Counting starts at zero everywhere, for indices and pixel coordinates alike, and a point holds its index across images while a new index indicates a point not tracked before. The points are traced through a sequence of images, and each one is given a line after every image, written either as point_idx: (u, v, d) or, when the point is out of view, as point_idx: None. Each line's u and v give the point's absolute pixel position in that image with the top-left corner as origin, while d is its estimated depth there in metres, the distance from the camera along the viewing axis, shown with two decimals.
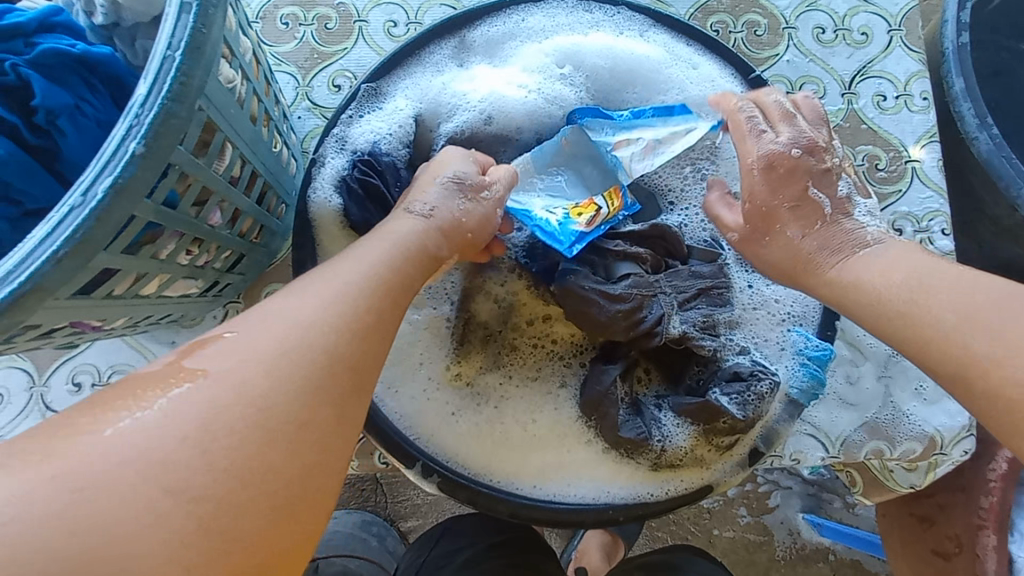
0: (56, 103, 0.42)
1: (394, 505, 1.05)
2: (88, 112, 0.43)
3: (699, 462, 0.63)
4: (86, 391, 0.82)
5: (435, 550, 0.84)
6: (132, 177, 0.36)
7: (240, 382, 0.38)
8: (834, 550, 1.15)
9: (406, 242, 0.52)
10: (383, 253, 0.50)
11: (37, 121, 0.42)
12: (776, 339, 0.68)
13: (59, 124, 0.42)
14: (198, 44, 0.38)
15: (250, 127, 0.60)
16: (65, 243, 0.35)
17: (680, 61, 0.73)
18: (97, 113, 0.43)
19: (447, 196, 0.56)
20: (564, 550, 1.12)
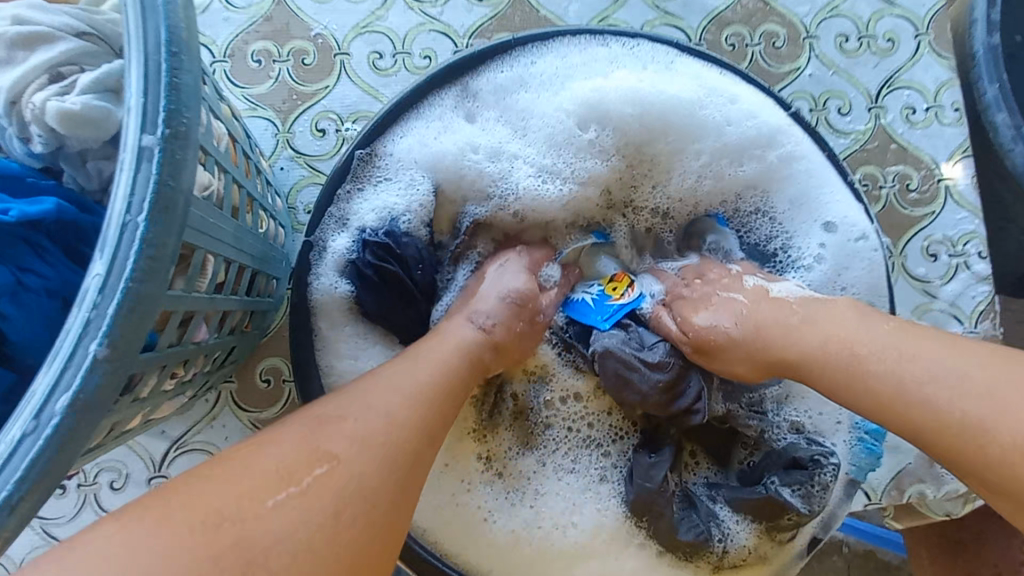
0: None
1: None
2: (32, 284, 0.41)
3: (762, 560, 0.59)
4: (72, 493, 0.75)
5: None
6: (99, 387, 0.29)
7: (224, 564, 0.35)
8: (879, 554, 1.03)
9: (452, 380, 0.50)
10: (404, 378, 0.47)
11: None
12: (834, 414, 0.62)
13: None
14: (167, 201, 0.30)
15: (232, 226, 0.52)
16: (19, 485, 0.27)
17: (718, 100, 0.66)
18: (43, 283, 0.41)
19: (505, 310, 0.58)
20: None
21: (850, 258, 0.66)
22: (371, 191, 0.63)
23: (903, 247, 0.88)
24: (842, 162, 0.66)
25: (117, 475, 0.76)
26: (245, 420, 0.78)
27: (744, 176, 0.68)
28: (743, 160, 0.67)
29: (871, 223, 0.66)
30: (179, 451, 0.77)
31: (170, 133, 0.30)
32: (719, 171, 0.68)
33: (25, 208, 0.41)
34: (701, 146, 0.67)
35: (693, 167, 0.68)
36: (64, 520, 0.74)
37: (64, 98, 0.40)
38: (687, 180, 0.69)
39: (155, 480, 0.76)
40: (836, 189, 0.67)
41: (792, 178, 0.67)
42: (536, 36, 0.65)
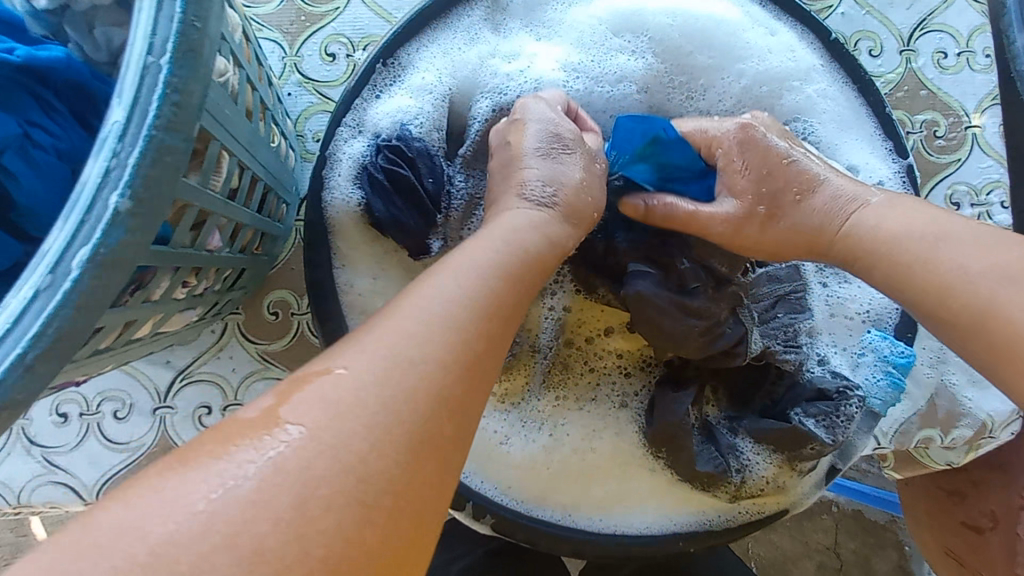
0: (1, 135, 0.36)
1: None
2: (41, 141, 0.37)
3: (781, 489, 0.59)
4: (74, 422, 0.73)
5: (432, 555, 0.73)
6: (120, 242, 0.27)
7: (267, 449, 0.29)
8: (867, 514, 1.05)
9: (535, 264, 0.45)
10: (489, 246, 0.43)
11: None
12: (855, 348, 0.63)
13: (4, 162, 0.36)
14: (192, 44, 0.27)
15: (246, 126, 0.48)
16: (36, 341, 0.25)
17: (758, 26, 0.65)
18: (55, 142, 0.37)
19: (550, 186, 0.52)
20: None
21: None
22: (387, 99, 0.61)
23: (927, 195, 0.86)
24: (878, 96, 0.64)
25: (120, 405, 0.74)
26: (253, 352, 0.76)
27: (780, 109, 0.65)
28: (780, 91, 0.65)
29: (899, 169, 0.64)
30: (184, 382, 0.75)
31: None
32: (750, 104, 0.65)
33: (33, 51, 0.38)
34: (739, 72, 0.65)
35: (733, 87, 0.65)
36: (66, 449, 0.73)
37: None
38: (727, 100, 0.65)
39: (160, 411, 0.74)
40: (870, 128, 0.65)
41: (829, 110, 0.65)
42: None
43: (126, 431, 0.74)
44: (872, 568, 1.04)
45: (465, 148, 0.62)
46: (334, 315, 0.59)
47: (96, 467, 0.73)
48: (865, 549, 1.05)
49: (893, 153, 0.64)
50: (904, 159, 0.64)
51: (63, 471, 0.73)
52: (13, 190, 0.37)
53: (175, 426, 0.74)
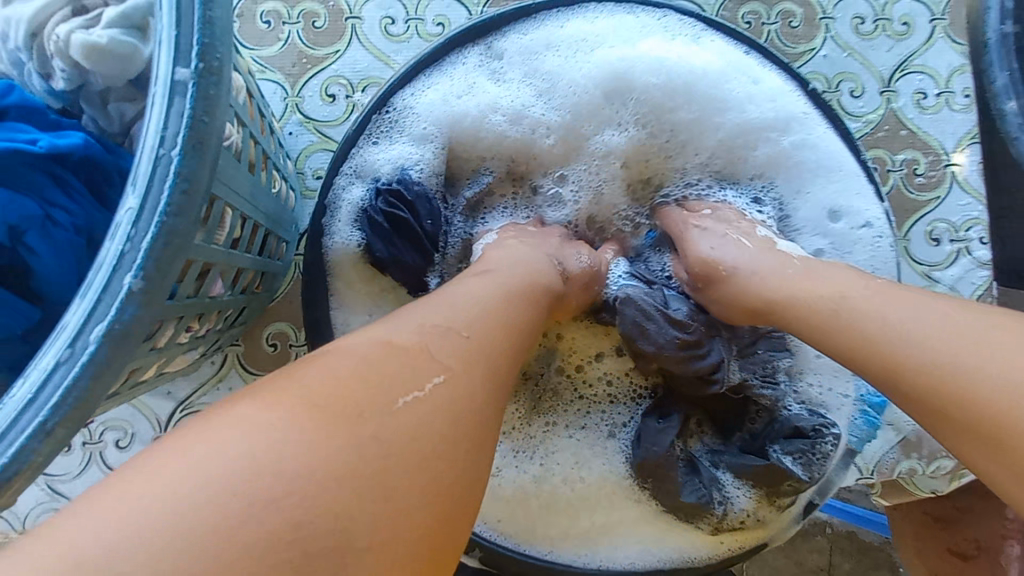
0: (21, 217, 0.38)
1: None
2: (60, 220, 0.39)
3: (760, 524, 0.61)
4: (76, 451, 0.75)
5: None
6: (132, 319, 0.29)
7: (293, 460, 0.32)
8: (859, 534, 1.06)
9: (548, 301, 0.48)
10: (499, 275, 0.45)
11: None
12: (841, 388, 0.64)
13: (27, 241, 0.38)
14: (200, 136, 0.30)
15: (249, 180, 0.51)
16: (53, 412, 0.28)
17: (746, 75, 0.67)
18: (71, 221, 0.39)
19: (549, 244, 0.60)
20: None
21: (862, 243, 0.67)
22: (386, 145, 0.64)
23: (908, 231, 0.89)
24: (858, 144, 0.67)
25: (122, 434, 0.76)
26: (252, 383, 0.78)
27: (760, 156, 0.69)
28: (756, 142, 0.69)
29: (877, 214, 0.67)
30: (185, 412, 0.77)
31: (204, 67, 0.30)
32: (732, 150, 0.69)
33: (55, 139, 0.39)
34: (721, 120, 0.68)
35: (716, 135, 0.69)
36: (69, 477, 0.75)
37: (92, 31, 0.38)
38: (708, 147, 0.69)
39: (161, 440, 0.76)
40: (853, 172, 0.67)
41: (809, 157, 0.68)
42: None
43: (127, 459, 0.76)
44: None
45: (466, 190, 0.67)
46: None
47: None
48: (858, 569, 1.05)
49: (873, 196, 0.67)
50: (882, 203, 0.67)
51: (65, 499, 0.75)
52: (34, 265, 0.38)
53: None
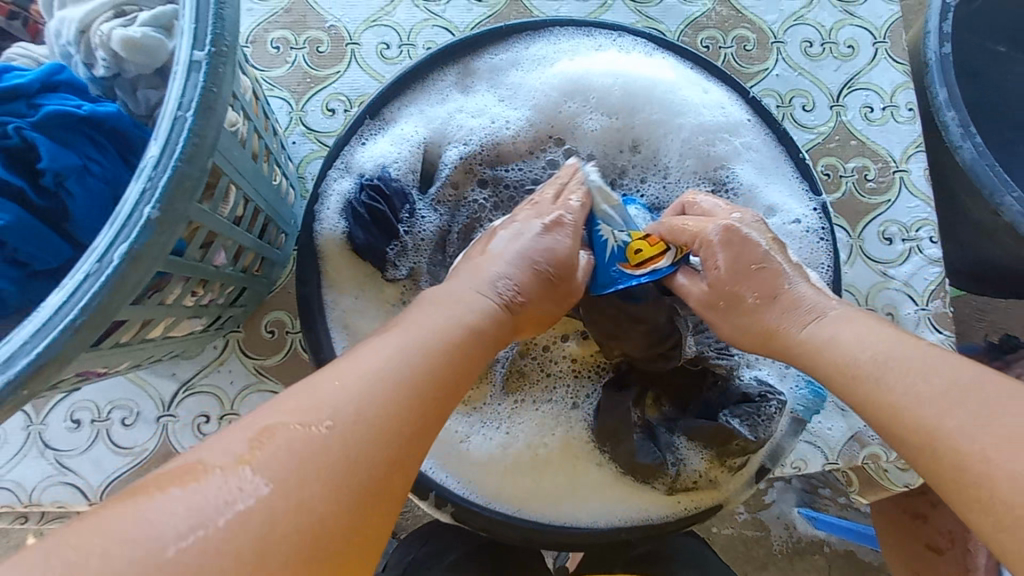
0: (63, 165, 0.42)
1: (396, 518, 1.03)
2: (96, 171, 0.43)
3: (714, 484, 0.65)
4: (86, 428, 0.81)
5: (424, 548, 0.78)
6: (147, 243, 0.36)
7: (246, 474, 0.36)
8: (859, 553, 1.10)
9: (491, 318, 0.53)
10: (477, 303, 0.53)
11: (44, 182, 0.43)
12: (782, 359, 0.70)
13: (67, 185, 0.43)
14: (209, 103, 0.38)
15: (252, 166, 0.59)
16: (82, 311, 0.35)
17: (691, 85, 0.76)
18: (104, 173, 0.43)
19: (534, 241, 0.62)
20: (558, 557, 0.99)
21: (800, 236, 0.73)
22: (372, 144, 0.73)
23: (861, 231, 0.95)
24: (796, 148, 0.74)
25: (128, 412, 0.82)
26: (251, 366, 0.85)
27: (713, 154, 0.76)
28: (713, 140, 0.75)
29: (815, 207, 0.74)
30: (187, 393, 0.83)
31: (215, 51, 0.39)
32: (689, 151, 0.76)
33: (95, 107, 0.44)
34: (678, 122, 0.75)
35: (669, 137, 0.76)
36: (77, 452, 0.81)
37: (128, 28, 0.45)
38: (663, 150, 0.76)
39: (164, 419, 0.82)
40: (791, 173, 0.75)
41: (752, 158, 0.75)
42: (528, 25, 0.76)
43: (131, 437, 0.81)
44: None
45: (437, 186, 0.74)
46: (319, 328, 0.68)
47: (101, 470, 0.80)
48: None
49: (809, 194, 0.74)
50: (819, 198, 0.74)
51: (71, 473, 0.80)
52: (69, 206, 0.43)
53: (176, 432, 0.82)
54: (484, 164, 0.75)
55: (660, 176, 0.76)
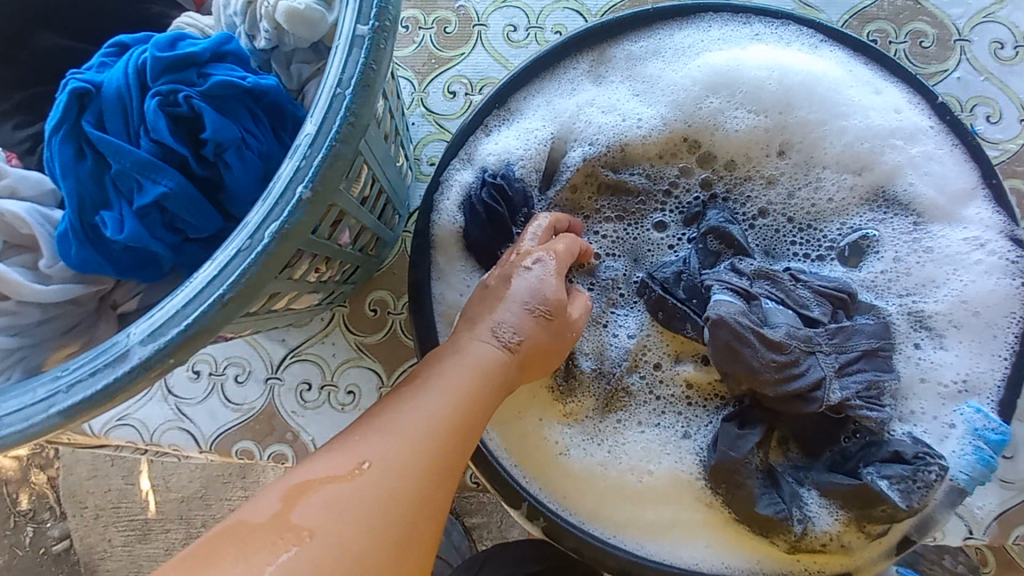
0: (224, 137, 0.42)
1: (461, 500, 1.00)
2: (252, 144, 0.44)
3: (843, 548, 0.58)
4: (203, 379, 0.87)
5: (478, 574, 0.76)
6: (297, 222, 0.35)
7: (286, 546, 0.38)
8: None
9: (486, 372, 0.49)
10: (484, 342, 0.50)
11: (206, 153, 0.43)
12: (943, 416, 0.61)
13: (226, 157, 0.43)
14: (369, 81, 0.36)
15: (383, 147, 0.59)
16: (231, 287, 0.34)
17: (863, 85, 0.67)
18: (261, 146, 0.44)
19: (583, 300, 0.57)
20: None
21: (990, 269, 0.63)
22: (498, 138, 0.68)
23: None
24: (990, 170, 0.65)
25: (241, 370, 0.87)
26: (352, 342, 0.86)
27: (882, 169, 0.66)
28: (883, 150, 0.66)
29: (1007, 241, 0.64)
30: (293, 359, 0.87)
31: (379, 26, 0.37)
32: (852, 163, 0.67)
33: (258, 78, 0.44)
34: (844, 127, 0.66)
35: (831, 142, 0.67)
36: (194, 401, 0.86)
37: None
38: (823, 160, 0.67)
39: (271, 380, 0.86)
40: (978, 197, 0.65)
41: (932, 175, 0.65)
42: (675, 12, 0.70)
43: (241, 394, 0.86)
44: None
45: (560, 183, 0.68)
46: (427, 317, 0.67)
47: (213, 421, 0.86)
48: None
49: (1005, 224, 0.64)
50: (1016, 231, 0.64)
51: (187, 419, 0.86)
52: (225, 176, 0.43)
53: (281, 395, 0.86)
54: (611, 164, 0.69)
55: (810, 191, 0.67)
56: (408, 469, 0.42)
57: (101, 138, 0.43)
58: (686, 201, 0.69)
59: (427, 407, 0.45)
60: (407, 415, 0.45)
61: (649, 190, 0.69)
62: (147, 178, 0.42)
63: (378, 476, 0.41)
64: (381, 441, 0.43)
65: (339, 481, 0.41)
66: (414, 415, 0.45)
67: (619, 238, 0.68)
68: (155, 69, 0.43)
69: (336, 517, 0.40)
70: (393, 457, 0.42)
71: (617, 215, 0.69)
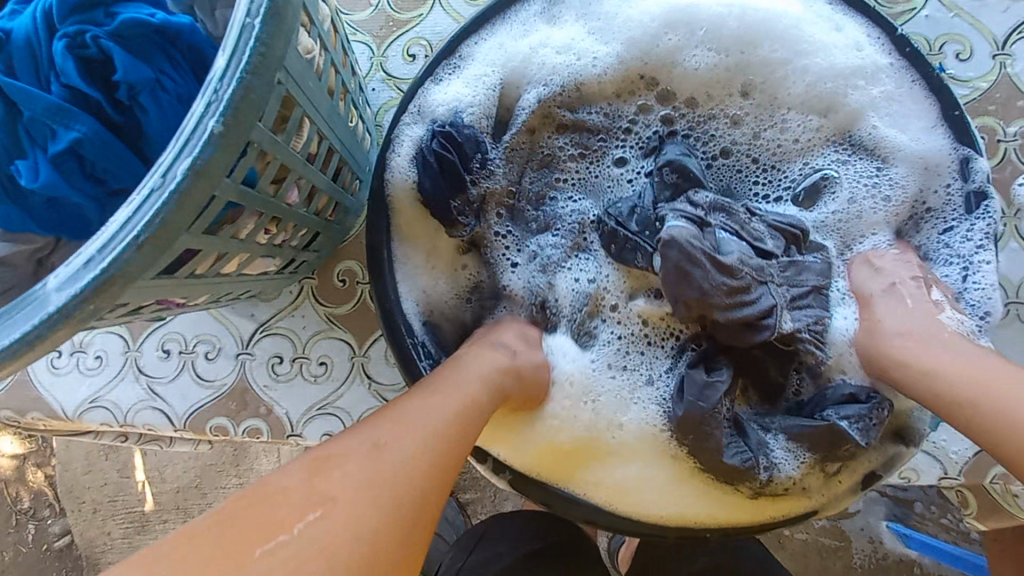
0: (137, 78, 0.42)
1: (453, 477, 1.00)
2: (168, 86, 0.43)
3: (804, 492, 0.59)
4: (173, 358, 0.86)
5: (475, 553, 0.76)
6: (212, 158, 0.34)
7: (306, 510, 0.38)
8: None
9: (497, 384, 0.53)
10: (495, 356, 0.56)
11: (120, 96, 0.42)
12: None
13: (140, 100, 0.42)
14: (279, 10, 0.35)
15: (328, 102, 0.57)
16: (145, 228, 0.33)
17: (825, 22, 0.65)
18: (177, 88, 0.43)
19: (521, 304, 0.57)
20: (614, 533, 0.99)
21: (939, 219, 0.64)
22: (444, 85, 0.67)
23: (1018, 207, 0.79)
24: (958, 108, 0.63)
25: (211, 347, 0.86)
26: (322, 314, 0.85)
27: (847, 112, 0.65)
28: (847, 90, 0.65)
29: (966, 191, 0.63)
30: (263, 333, 0.86)
31: None
32: (817, 106, 0.66)
33: (168, 17, 0.44)
34: (805, 67, 0.65)
35: (794, 82, 0.66)
36: (165, 379, 0.86)
37: None
38: (787, 104, 0.66)
39: (242, 356, 0.85)
40: (939, 136, 0.64)
41: (895, 119, 0.64)
42: None
43: (212, 370, 0.85)
44: None
45: (510, 134, 0.68)
46: (387, 280, 0.67)
47: (186, 398, 0.85)
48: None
49: (964, 170, 0.63)
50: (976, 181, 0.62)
51: (159, 398, 0.86)
52: (142, 122, 0.42)
53: (252, 370, 0.85)
54: (567, 104, 0.69)
55: (774, 132, 0.67)
56: (439, 452, 0.44)
57: (11, 83, 0.41)
58: (638, 134, 0.69)
59: (451, 402, 0.48)
60: (432, 408, 0.47)
61: (608, 127, 0.69)
62: (60, 124, 0.41)
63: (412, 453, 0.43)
64: (409, 425, 0.45)
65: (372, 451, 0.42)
66: (442, 408, 0.47)
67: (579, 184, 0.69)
68: (63, 10, 0.43)
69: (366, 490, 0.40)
70: (422, 438, 0.44)
71: (574, 155, 0.69)
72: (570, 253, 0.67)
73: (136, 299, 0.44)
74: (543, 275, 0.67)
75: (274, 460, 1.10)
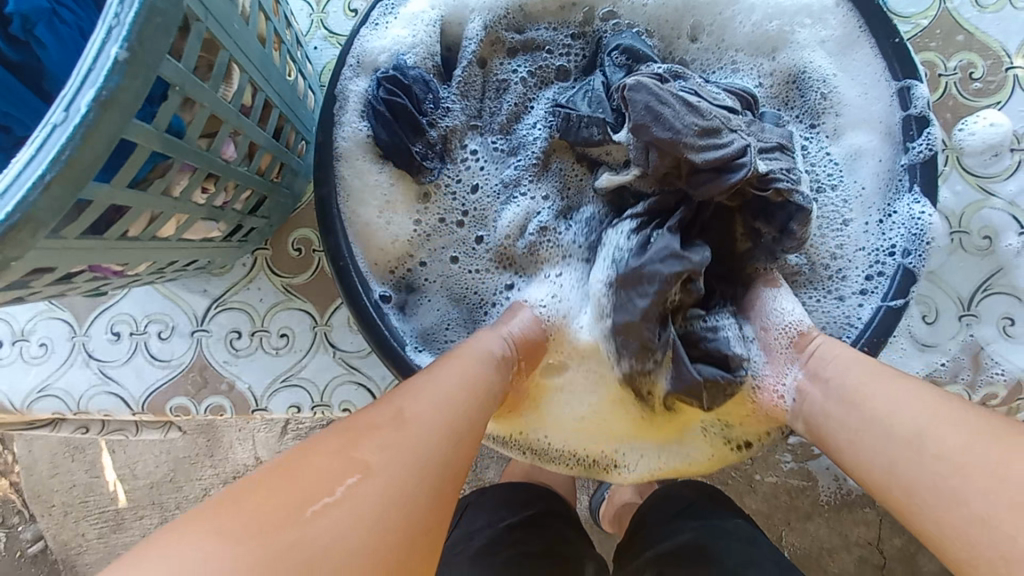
0: (29, 8, 0.40)
1: None
2: (66, 18, 0.41)
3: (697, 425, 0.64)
4: (125, 340, 0.83)
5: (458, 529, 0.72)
6: (118, 88, 0.33)
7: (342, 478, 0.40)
8: None
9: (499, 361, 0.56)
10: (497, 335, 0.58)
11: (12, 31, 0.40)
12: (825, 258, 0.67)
13: (36, 33, 0.40)
14: None
15: (258, 49, 0.54)
16: (51, 166, 0.31)
17: None
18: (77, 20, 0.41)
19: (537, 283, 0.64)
20: (596, 490, 1.01)
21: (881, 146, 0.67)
22: (380, 30, 0.66)
23: (957, 140, 0.81)
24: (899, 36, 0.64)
25: (164, 326, 0.83)
26: (279, 285, 0.83)
27: (797, 47, 0.68)
28: (792, 22, 0.67)
29: (902, 118, 0.65)
30: (219, 308, 0.83)
31: None
32: (765, 44, 0.68)
33: None
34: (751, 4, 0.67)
35: (744, 13, 0.67)
36: (118, 362, 0.82)
37: None
38: (741, 34, 0.68)
39: (197, 333, 0.82)
40: (877, 63, 0.66)
41: (835, 50, 0.67)
42: None
43: (168, 350, 0.82)
44: (917, 566, 0.99)
45: (459, 71, 0.68)
46: (339, 236, 0.64)
47: (142, 380, 0.82)
48: (910, 546, 0.99)
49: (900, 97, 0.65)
50: (911, 108, 0.65)
51: (113, 382, 0.82)
52: (41, 58, 0.41)
53: (211, 347, 0.82)
54: (512, 26, 0.69)
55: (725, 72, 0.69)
56: (459, 429, 0.47)
57: None
58: (586, 42, 0.70)
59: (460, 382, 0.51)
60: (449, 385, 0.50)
61: (551, 41, 0.69)
62: None
63: (435, 432, 0.45)
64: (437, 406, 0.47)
65: (403, 427, 0.44)
66: (458, 392, 0.50)
67: (533, 103, 0.70)
68: None
69: (395, 468, 0.41)
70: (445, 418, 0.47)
71: (523, 74, 0.69)
72: (537, 176, 0.69)
73: (62, 262, 0.41)
74: (497, 197, 0.69)
75: (251, 447, 1.06)
